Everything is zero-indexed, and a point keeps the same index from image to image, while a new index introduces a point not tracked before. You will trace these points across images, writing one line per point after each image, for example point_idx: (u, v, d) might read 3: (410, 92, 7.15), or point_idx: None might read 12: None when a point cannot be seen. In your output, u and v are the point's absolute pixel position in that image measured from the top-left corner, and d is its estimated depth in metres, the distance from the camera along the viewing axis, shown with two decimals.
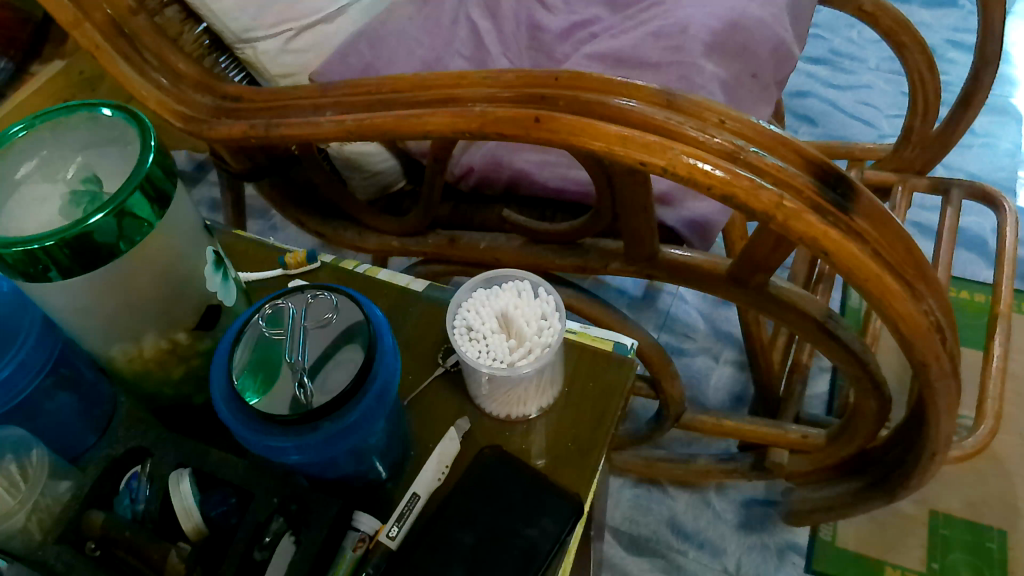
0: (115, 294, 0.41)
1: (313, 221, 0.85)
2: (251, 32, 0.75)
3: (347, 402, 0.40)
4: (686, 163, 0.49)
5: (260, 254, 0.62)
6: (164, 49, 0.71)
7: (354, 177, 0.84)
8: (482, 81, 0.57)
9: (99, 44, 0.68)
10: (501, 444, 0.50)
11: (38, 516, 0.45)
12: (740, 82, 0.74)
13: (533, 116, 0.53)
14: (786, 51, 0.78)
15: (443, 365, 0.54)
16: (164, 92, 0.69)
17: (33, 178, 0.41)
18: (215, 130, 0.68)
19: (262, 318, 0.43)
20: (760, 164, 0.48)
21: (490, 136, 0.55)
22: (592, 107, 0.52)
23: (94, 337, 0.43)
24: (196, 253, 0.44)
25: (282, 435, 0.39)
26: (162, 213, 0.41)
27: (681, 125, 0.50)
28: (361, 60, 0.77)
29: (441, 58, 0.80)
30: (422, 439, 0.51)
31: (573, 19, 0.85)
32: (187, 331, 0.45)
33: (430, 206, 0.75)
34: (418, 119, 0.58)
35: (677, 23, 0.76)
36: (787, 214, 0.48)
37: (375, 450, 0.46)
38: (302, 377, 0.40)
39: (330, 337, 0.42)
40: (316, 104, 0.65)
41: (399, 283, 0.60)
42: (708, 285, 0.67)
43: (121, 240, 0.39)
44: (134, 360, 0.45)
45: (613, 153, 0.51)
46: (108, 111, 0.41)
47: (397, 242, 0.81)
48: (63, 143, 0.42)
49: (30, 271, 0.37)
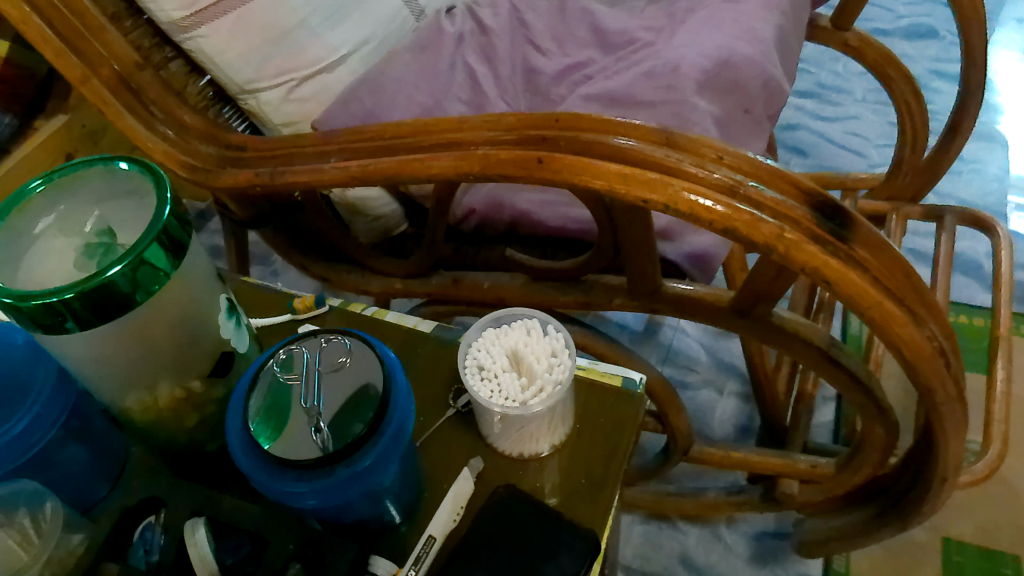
0: (132, 345, 0.41)
1: (317, 265, 0.87)
2: (254, 83, 0.78)
3: (363, 443, 0.40)
4: (687, 199, 0.50)
5: (267, 298, 0.62)
6: (170, 102, 0.72)
7: (358, 222, 0.86)
8: (483, 124, 0.58)
9: (106, 98, 0.69)
10: (515, 482, 0.50)
11: (52, 570, 0.43)
12: (732, 118, 0.75)
13: (534, 158, 0.54)
14: (775, 87, 0.80)
15: (454, 406, 0.54)
16: (170, 144, 0.71)
17: (51, 233, 0.41)
18: (220, 179, 0.69)
19: (277, 364, 0.44)
20: (759, 198, 0.50)
21: (493, 179, 0.56)
22: (593, 147, 0.53)
23: (107, 387, 0.43)
24: (210, 301, 0.45)
25: (297, 479, 0.39)
26: (178, 263, 0.41)
27: (681, 161, 0.51)
28: (362, 108, 0.78)
29: (440, 102, 0.82)
30: (436, 479, 0.51)
31: (567, 61, 0.87)
32: (200, 379, 0.45)
33: (434, 246, 0.76)
34: (423, 164, 0.59)
35: (669, 62, 0.78)
36: (788, 244, 0.49)
37: (389, 492, 0.46)
38: (318, 421, 0.40)
39: (345, 381, 0.42)
40: (320, 151, 0.67)
41: (406, 324, 0.61)
42: (712, 317, 0.67)
43: (138, 290, 0.39)
44: (148, 410, 0.45)
45: (614, 191, 0.52)
46: (124, 164, 0.42)
47: (400, 284, 0.82)
48: (80, 197, 0.43)
49: (48, 323, 0.37)
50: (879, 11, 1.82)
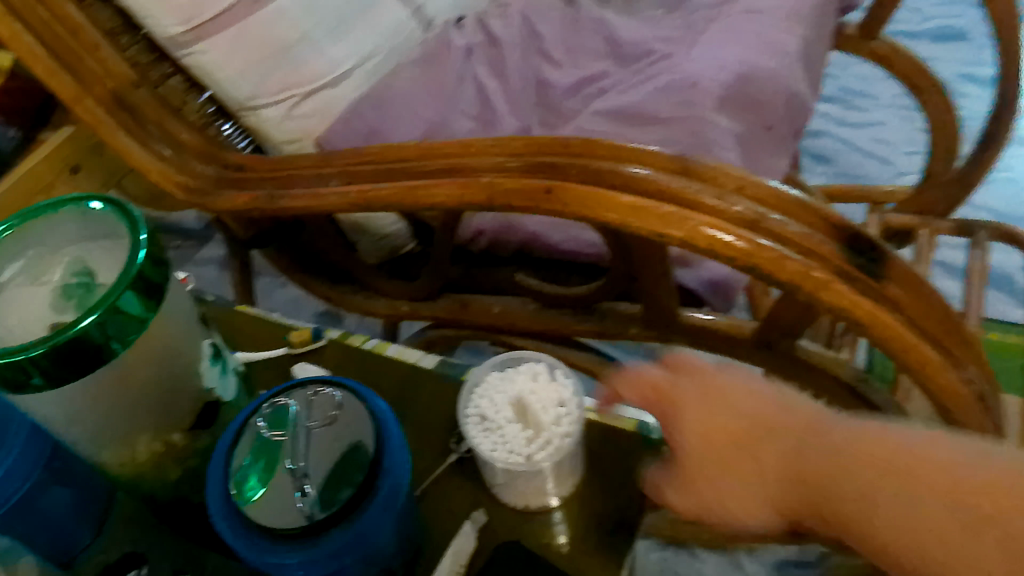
0: (108, 400, 0.38)
1: (321, 286, 0.84)
2: (255, 99, 0.75)
3: (353, 508, 0.37)
4: (705, 234, 0.47)
5: (264, 329, 0.60)
6: (167, 120, 0.70)
7: (363, 240, 0.82)
8: (489, 148, 0.55)
9: (101, 117, 0.66)
10: (520, 538, 0.47)
11: None
12: (754, 136, 0.72)
13: (543, 188, 0.51)
14: (799, 102, 0.76)
15: (456, 451, 0.51)
16: (166, 162, 0.68)
17: (18, 281, 0.39)
18: (219, 202, 0.66)
19: (263, 419, 0.41)
20: (783, 233, 0.46)
21: (500, 208, 0.53)
22: (604, 176, 0.50)
23: (84, 442, 0.40)
24: (192, 348, 0.42)
25: (284, 551, 0.36)
26: (157, 308, 0.39)
27: (699, 193, 0.48)
28: (365, 125, 0.75)
29: (448, 119, 0.79)
30: (438, 532, 0.48)
31: (581, 74, 0.83)
32: (182, 433, 0.42)
33: (441, 269, 0.73)
34: (426, 192, 0.56)
35: (688, 77, 0.74)
36: (816, 284, 0.45)
37: (387, 555, 0.43)
38: (304, 484, 0.37)
39: (334, 439, 0.39)
40: (320, 173, 0.64)
41: (408, 359, 0.57)
42: (732, 349, 0.64)
43: (113, 340, 0.36)
44: (129, 465, 0.42)
45: (628, 225, 0.49)
46: (98, 205, 0.39)
47: (406, 307, 0.79)
48: (52, 240, 0.40)
49: (12, 378, 0.34)
50: (905, 12, 1.77)
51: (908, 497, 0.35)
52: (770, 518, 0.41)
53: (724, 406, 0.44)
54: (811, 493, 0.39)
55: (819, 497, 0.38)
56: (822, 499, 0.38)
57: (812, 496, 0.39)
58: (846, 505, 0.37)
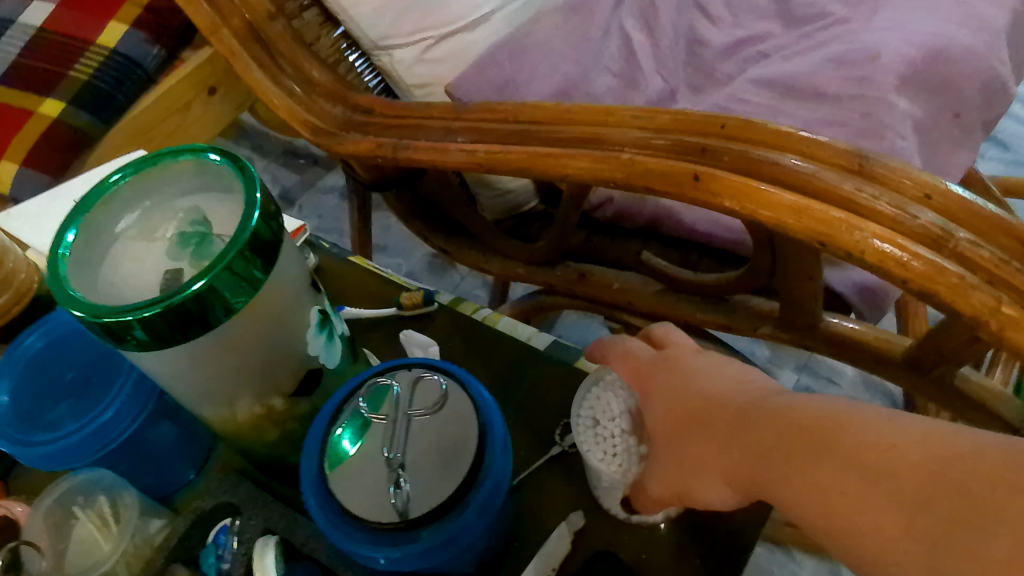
0: (213, 361, 0.37)
1: (437, 237, 0.82)
2: (388, 40, 0.72)
3: (448, 510, 0.35)
4: (875, 249, 0.40)
5: (375, 285, 0.58)
6: (299, 56, 0.68)
7: (484, 194, 0.79)
8: (632, 120, 0.50)
9: (234, 50, 0.66)
10: (617, 549, 0.44)
11: (126, 560, 0.43)
12: (937, 123, 0.62)
13: (690, 173, 0.45)
14: (999, 87, 0.65)
15: (559, 444, 0.48)
16: (295, 100, 0.67)
17: (132, 233, 0.37)
18: (342, 145, 0.65)
19: (364, 398, 0.39)
20: (972, 256, 0.39)
21: (637, 190, 0.48)
22: (761, 167, 0.44)
23: (186, 397, 0.40)
24: (300, 314, 0.40)
25: (372, 543, 0.34)
26: (268, 271, 0.37)
27: (874, 199, 0.41)
28: (500, 76, 0.70)
29: (587, 74, 0.73)
30: (531, 527, 0.45)
31: (739, 34, 0.75)
32: (283, 398, 0.41)
33: (563, 237, 0.69)
34: (557, 161, 0.51)
35: (866, 48, 0.65)
36: (1003, 322, 0.38)
37: (477, 551, 0.41)
38: (399, 476, 0.35)
39: (435, 431, 0.37)
40: (447, 126, 0.60)
41: (518, 336, 0.54)
42: (878, 366, 0.57)
43: (220, 304, 0.34)
44: (228, 424, 0.41)
45: (783, 225, 0.42)
46: (214, 156, 0.38)
47: (521, 269, 0.76)
48: (168, 191, 0.39)
49: (117, 330, 0.33)
50: None
51: (823, 460, 0.34)
52: (731, 498, 0.39)
53: (685, 389, 0.44)
54: (748, 466, 0.37)
55: (757, 482, 0.37)
56: (755, 483, 0.37)
57: (749, 474, 0.37)
58: (765, 478, 0.36)
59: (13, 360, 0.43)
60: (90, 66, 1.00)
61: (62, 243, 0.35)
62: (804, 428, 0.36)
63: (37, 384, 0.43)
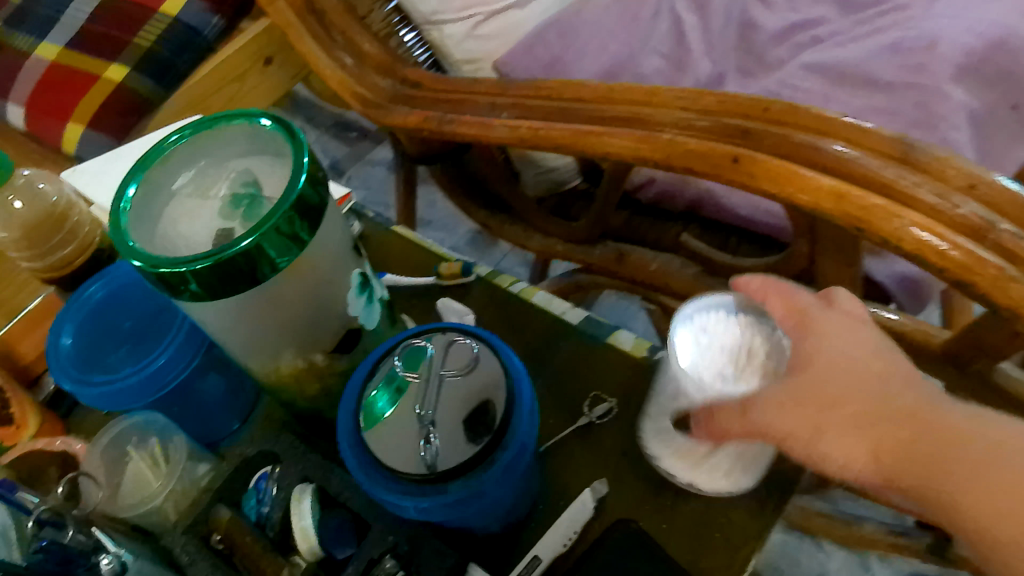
0: (259, 315, 0.39)
1: (480, 212, 0.83)
2: (439, 15, 0.73)
3: (473, 466, 0.37)
4: (914, 237, 0.40)
5: (416, 255, 0.60)
6: (352, 28, 0.69)
7: (527, 171, 0.80)
8: (676, 101, 0.50)
9: (290, 21, 0.69)
10: (637, 519, 0.45)
11: (174, 498, 0.47)
12: (994, 115, 0.61)
13: (730, 155, 0.46)
14: None
15: (587, 415, 0.49)
16: (346, 72, 0.68)
17: (186, 192, 0.39)
18: (391, 118, 0.66)
19: (399, 357, 0.40)
20: (1015, 248, 0.38)
21: (676, 170, 0.49)
22: (802, 152, 0.44)
23: (233, 348, 0.42)
24: (342, 276, 0.41)
25: (402, 493, 0.36)
26: (312, 234, 0.38)
27: (916, 187, 0.41)
28: (548, 54, 0.71)
29: (635, 55, 0.73)
30: (555, 492, 0.47)
31: (793, 18, 0.74)
32: (324, 354, 0.43)
33: (603, 216, 0.70)
34: (599, 139, 0.52)
35: (924, 36, 0.64)
36: None
37: (501, 508, 0.42)
38: (429, 432, 0.37)
39: (467, 392, 0.38)
40: (493, 102, 0.61)
41: (552, 311, 0.55)
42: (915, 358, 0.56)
43: (265, 260, 0.36)
44: (272, 376, 0.43)
45: (821, 210, 0.43)
46: (266, 121, 0.39)
47: (561, 246, 0.77)
48: (223, 152, 0.41)
49: (172, 282, 0.35)
50: None
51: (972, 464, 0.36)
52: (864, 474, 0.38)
53: (828, 373, 0.39)
54: (915, 466, 0.37)
55: (922, 483, 0.37)
56: (903, 479, 0.37)
57: (916, 471, 0.37)
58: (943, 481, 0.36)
59: (78, 305, 0.46)
60: (152, 33, 1.03)
61: (122, 196, 0.37)
62: (956, 427, 0.37)
63: (98, 328, 0.46)
